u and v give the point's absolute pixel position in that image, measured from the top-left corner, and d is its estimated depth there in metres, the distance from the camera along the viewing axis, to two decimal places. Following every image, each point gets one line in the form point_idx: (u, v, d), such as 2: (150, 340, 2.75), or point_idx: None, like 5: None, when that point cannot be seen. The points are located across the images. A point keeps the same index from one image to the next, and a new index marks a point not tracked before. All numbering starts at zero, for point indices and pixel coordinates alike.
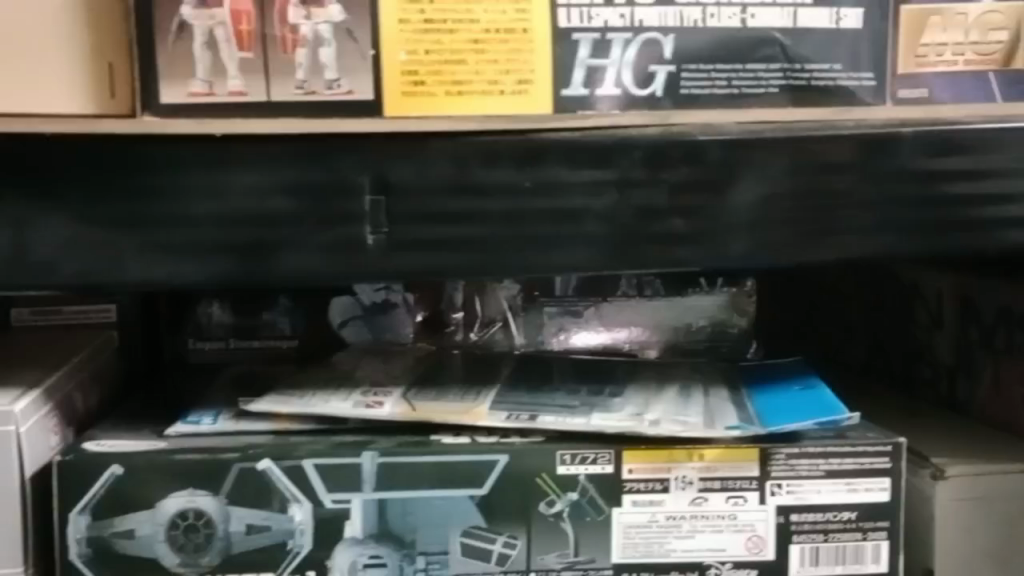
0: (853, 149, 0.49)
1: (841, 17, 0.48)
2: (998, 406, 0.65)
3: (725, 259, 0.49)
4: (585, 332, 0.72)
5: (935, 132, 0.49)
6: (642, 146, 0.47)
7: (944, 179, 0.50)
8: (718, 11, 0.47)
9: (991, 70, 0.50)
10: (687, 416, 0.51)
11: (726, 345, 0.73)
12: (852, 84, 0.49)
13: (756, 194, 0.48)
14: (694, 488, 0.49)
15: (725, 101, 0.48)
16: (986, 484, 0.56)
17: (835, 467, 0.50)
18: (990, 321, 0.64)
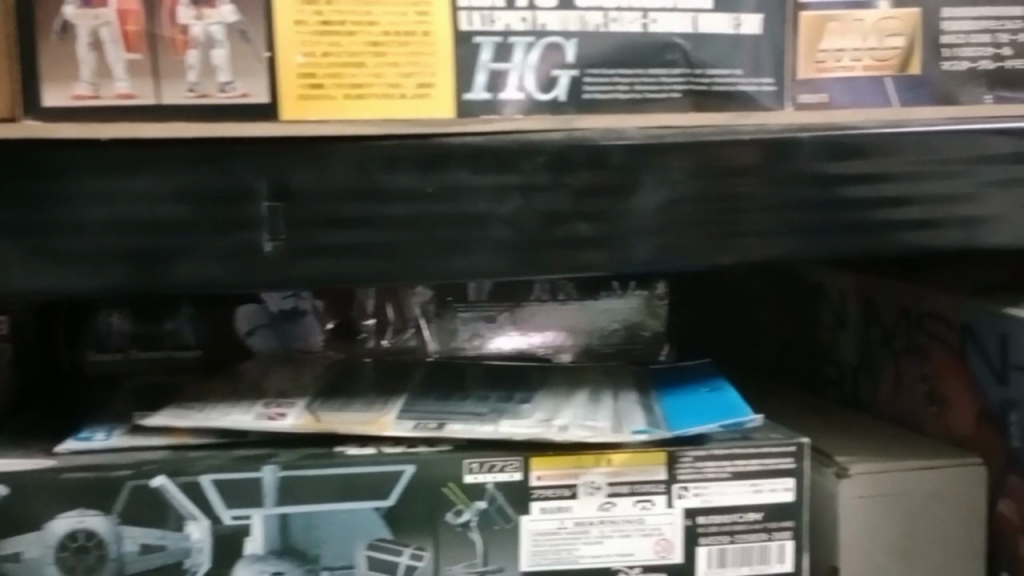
0: (755, 153, 0.49)
1: (740, 22, 0.48)
2: (899, 404, 0.66)
3: (630, 264, 0.49)
4: (501, 336, 0.72)
5: (833, 137, 0.50)
6: (547, 151, 0.47)
7: (842, 183, 0.51)
8: (620, 16, 0.47)
9: (888, 76, 0.51)
10: (596, 420, 0.51)
11: (639, 348, 0.73)
12: (752, 89, 0.49)
13: (660, 198, 0.48)
14: (603, 493, 0.49)
15: (628, 105, 0.48)
16: (888, 481, 0.57)
17: (741, 468, 0.50)
18: (892, 322, 0.66)
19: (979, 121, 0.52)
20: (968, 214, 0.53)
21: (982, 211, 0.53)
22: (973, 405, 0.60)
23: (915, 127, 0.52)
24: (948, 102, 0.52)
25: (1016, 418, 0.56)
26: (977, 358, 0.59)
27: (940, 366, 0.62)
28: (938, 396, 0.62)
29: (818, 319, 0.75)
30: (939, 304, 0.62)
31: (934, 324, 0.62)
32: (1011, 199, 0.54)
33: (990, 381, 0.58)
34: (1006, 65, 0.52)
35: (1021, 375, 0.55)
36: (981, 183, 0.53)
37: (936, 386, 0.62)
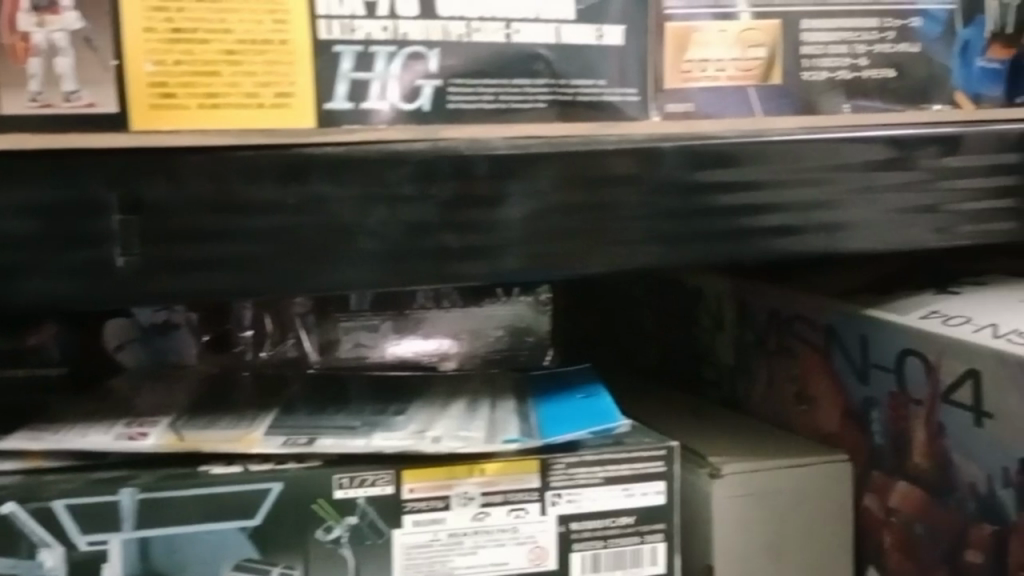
0: (620, 163, 0.50)
1: (603, 34, 0.49)
2: (771, 403, 0.68)
3: (498, 274, 0.49)
4: (410, 340, 0.71)
5: (694, 147, 0.51)
6: (412, 162, 0.47)
7: (707, 191, 0.52)
8: (483, 26, 0.47)
9: (751, 86, 0.53)
10: (469, 431, 0.51)
11: (524, 355, 0.73)
12: (616, 99, 0.50)
13: (527, 207, 0.49)
14: (476, 504, 0.49)
15: (493, 115, 0.48)
16: (759, 480, 0.58)
17: (613, 473, 0.51)
18: (763, 323, 0.68)
19: (839, 129, 0.54)
20: (828, 221, 0.55)
21: (841, 216, 0.55)
22: (839, 403, 0.62)
23: (776, 139, 0.53)
24: (808, 110, 0.54)
25: (878, 416, 0.58)
26: (841, 357, 0.61)
27: (808, 366, 0.64)
28: (808, 395, 0.64)
29: (697, 321, 0.76)
30: (807, 306, 0.64)
31: (803, 326, 0.64)
32: (868, 205, 0.56)
33: (854, 379, 0.60)
34: (862, 75, 0.54)
35: (880, 373, 0.58)
36: (840, 190, 0.55)
37: (806, 386, 0.64)
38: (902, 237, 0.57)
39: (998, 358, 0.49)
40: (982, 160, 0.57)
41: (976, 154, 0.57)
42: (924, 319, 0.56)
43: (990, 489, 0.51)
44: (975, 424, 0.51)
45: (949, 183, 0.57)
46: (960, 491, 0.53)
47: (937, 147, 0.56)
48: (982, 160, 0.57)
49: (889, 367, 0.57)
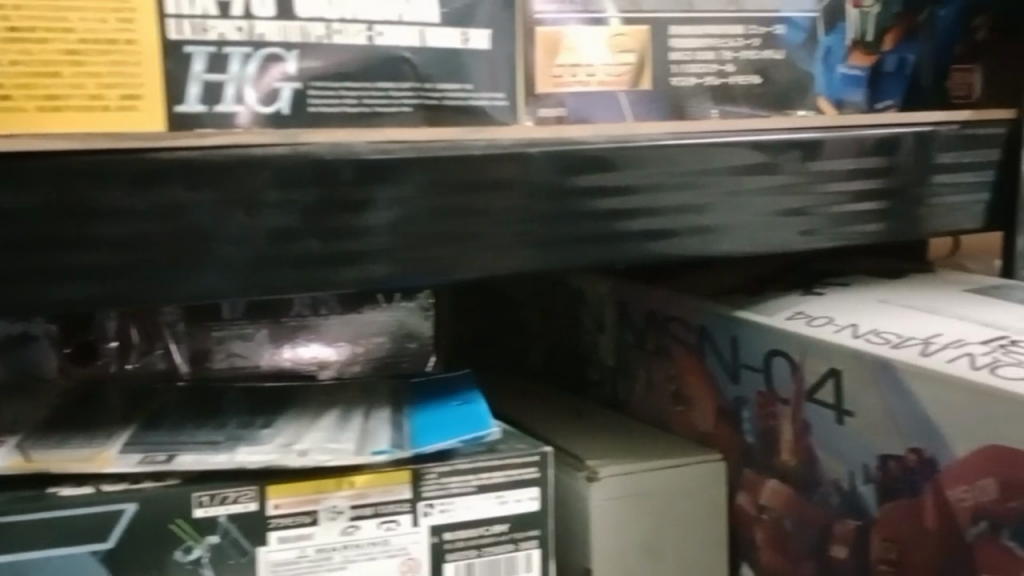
0: (488, 167, 0.49)
1: (468, 37, 0.48)
2: (651, 403, 0.69)
3: (365, 282, 0.48)
4: (304, 346, 0.70)
5: (562, 151, 0.51)
6: (271, 167, 0.45)
7: (578, 196, 0.52)
8: (343, 28, 0.46)
9: (621, 91, 0.53)
10: (339, 443, 0.49)
11: (407, 360, 0.72)
12: (482, 104, 0.49)
13: (394, 213, 0.48)
14: (345, 517, 0.48)
15: (355, 119, 0.47)
16: (635, 482, 0.59)
17: (486, 481, 0.50)
18: (641, 324, 0.68)
19: (706, 134, 0.55)
20: (699, 224, 0.56)
21: (711, 220, 0.56)
22: (713, 403, 0.62)
23: (641, 142, 0.53)
24: (676, 115, 0.55)
25: (749, 415, 0.59)
26: (714, 358, 0.62)
27: (684, 367, 0.65)
28: (684, 395, 0.65)
29: (580, 323, 0.76)
30: (681, 307, 0.64)
31: (677, 327, 0.65)
32: (736, 208, 0.56)
33: (726, 379, 0.61)
34: (728, 81, 0.56)
35: (750, 374, 0.59)
36: (709, 194, 0.56)
37: (682, 386, 0.65)
38: (768, 240, 0.58)
39: (856, 358, 0.51)
40: (842, 165, 0.59)
41: (837, 158, 0.59)
42: (790, 320, 0.57)
43: (852, 485, 0.52)
44: (837, 423, 0.52)
45: (814, 186, 0.59)
46: (824, 487, 0.54)
47: (800, 152, 0.58)
48: (840, 164, 0.59)
49: (759, 368, 0.58)
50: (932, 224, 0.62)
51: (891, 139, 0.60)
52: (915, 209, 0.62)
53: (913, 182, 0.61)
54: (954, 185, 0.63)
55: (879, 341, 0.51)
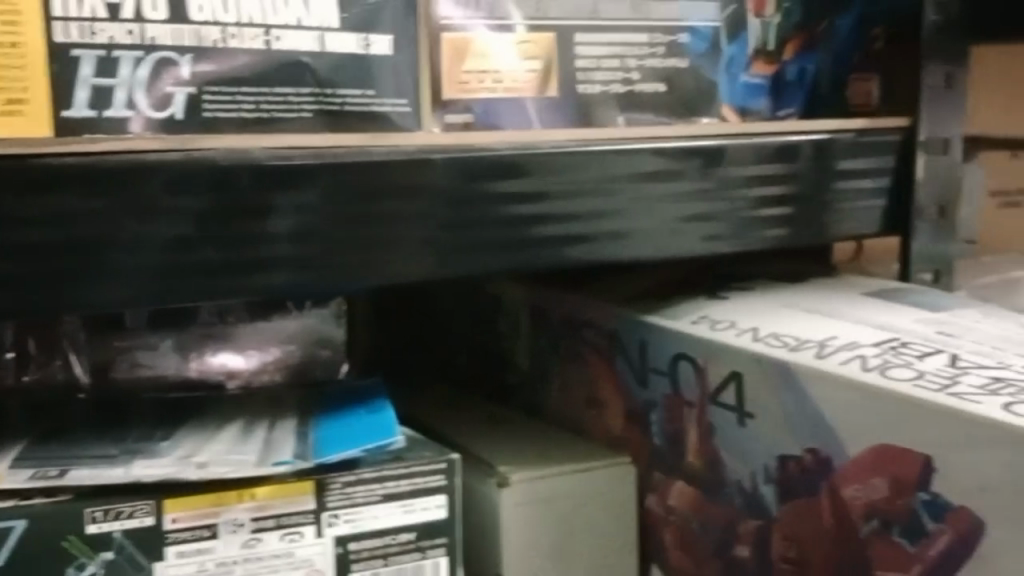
0: (391, 174, 0.49)
1: (369, 43, 0.48)
2: (564, 408, 0.69)
3: (267, 290, 0.47)
4: (225, 351, 0.68)
5: (465, 158, 0.51)
6: (164, 172, 0.44)
7: (483, 203, 0.52)
8: (240, 32, 0.45)
9: (527, 98, 0.53)
10: (240, 454, 0.48)
11: (319, 371, 0.71)
12: (385, 109, 0.49)
13: (294, 220, 0.47)
14: (246, 530, 0.47)
15: (253, 124, 0.46)
16: (546, 487, 0.59)
17: (392, 490, 0.50)
18: (554, 329, 0.69)
19: (609, 141, 0.55)
20: (607, 230, 0.56)
21: (620, 225, 0.56)
22: (623, 406, 0.63)
23: (544, 149, 0.53)
24: (583, 123, 0.55)
25: (657, 418, 0.60)
26: (623, 362, 0.62)
27: (595, 371, 0.65)
28: (596, 399, 0.66)
29: (495, 328, 0.76)
30: (592, 312, 0.65)
31: (588, 332, 0.65)
32: (642, 213, 0.57)
33: (634, 383, 0.61)
34: (634, 88, 0.56)
35: (657, 377, 0.59)
36: (616, 200, 0.56)
37: (594, 390, 0.66)
38: (674, 245, 0.58)
39: (756, 361, 0.52)
40: (743, 171, 0.60)
41: (739, 165, 0.60)
42: (694, 324, 0.58)
43: (754, 486, 0.53)
44: (739, 424, 0.53)
45: (718, 193, 0.59)
46: (728, 487, 0.55)
47: (700, 159, 0.58)
48: (741, 171, 0.60)
49: (665, 371, 0.59)
50: (835, 229, 0.64)
51: (788, 147, 0.61)
52: (820, 215, 0.63)
53: (815, 188, 0.62)
54: (855, 192, 0.64)
55: (777, 344, 0.52)
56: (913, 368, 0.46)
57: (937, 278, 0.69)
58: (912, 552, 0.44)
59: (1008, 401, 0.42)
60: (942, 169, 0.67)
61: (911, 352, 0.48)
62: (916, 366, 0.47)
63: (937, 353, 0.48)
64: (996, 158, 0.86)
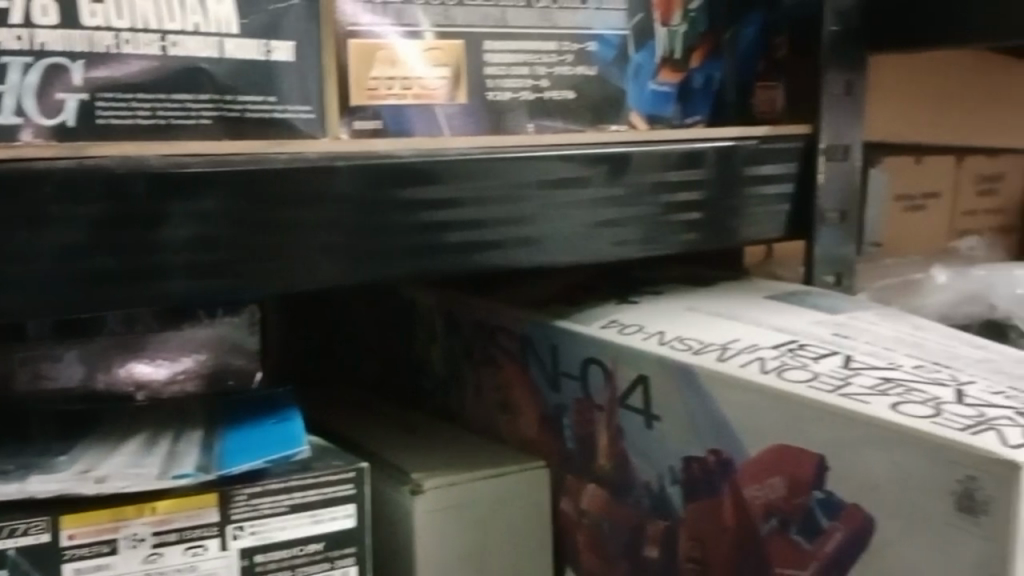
0: (292, 180, 0.48)
1: (270, 49, 0.48)
2: (480, 412, 0.69)
3: (163, 298, 0.46)
4: (136, 362, 0.67)
5: (370, 166, 0.51)
6: (54, 179, 0.43)
7: (391, 210, 0.52)
8: (134, 37, 0.44)
9: (437, 104, 0.54)
10: (141, 468, 0.47)
11: (232, 378, 0.70)
12: (287, 116, 0.49)
13: (193, 228, 0.46)
14: (147, 545, 0.47)
15: (150, 131, 0.45)
16: (459, 492, 0.59)
17: (299, 500, 0.49)
18: (469, 334, 0.69)
19: (515, 148, 0.56)
20: (517, 236, 0.56)
21: (530, 232, 0.56)
22: (536, 411, 0.64)
23: (451, 155, 0.53)
24: (490, 129, 0.55)
25: (568, 421, 0.61)
26: (536, 367, 0.63)
27: (509, 376, 0.65)
28: (511, 404, 0.66)
29: (412, 333, 0.76)
30: (504, 317, 0.65)
31: (502, 337, 0.66)
32: (553, 219, 0.57)
33: (547, 387, 0.62)
34: (543, 95, 0.57)
35: (569, 381, 0.60)
36: (526, 207, 0.56)
37: (508, 395, 0.66)
38: (583, 250, 0.59)
39: (661, 365, 0.52)
40: (650, 177, 0.61)
41: (646, 171, 0.60)
42: (603, 328, 0.59)
43: (661, 486, 0.54)
44: (646, 427, 0.54)
45: (626, 199, 0.60)
46: (636, 489, 0.56)
47: (606, 167, 0.59)
48: (647, 177, 0.60)
49: (576, 375, 0.59)
50: (741, 233, 0.65)
51: (692, 154, 0.62)
52: (728, 220, 0.64)
53: (722, 194, 0.64)
54: (760, 197, 0.66)
55: (681, 348, 0.53)
56: (809, 369, 0.48)
57: (840, 280, 0.71)
58: (808, 550, 0.46)
59: (897, 401, 0.43)
60: (842, 176, 0.69)
61: (808, 354, 0.50)
62: (811, 368, 0.48)
63: (833, 354, 0.50)
64: (899, 163, 0.90)
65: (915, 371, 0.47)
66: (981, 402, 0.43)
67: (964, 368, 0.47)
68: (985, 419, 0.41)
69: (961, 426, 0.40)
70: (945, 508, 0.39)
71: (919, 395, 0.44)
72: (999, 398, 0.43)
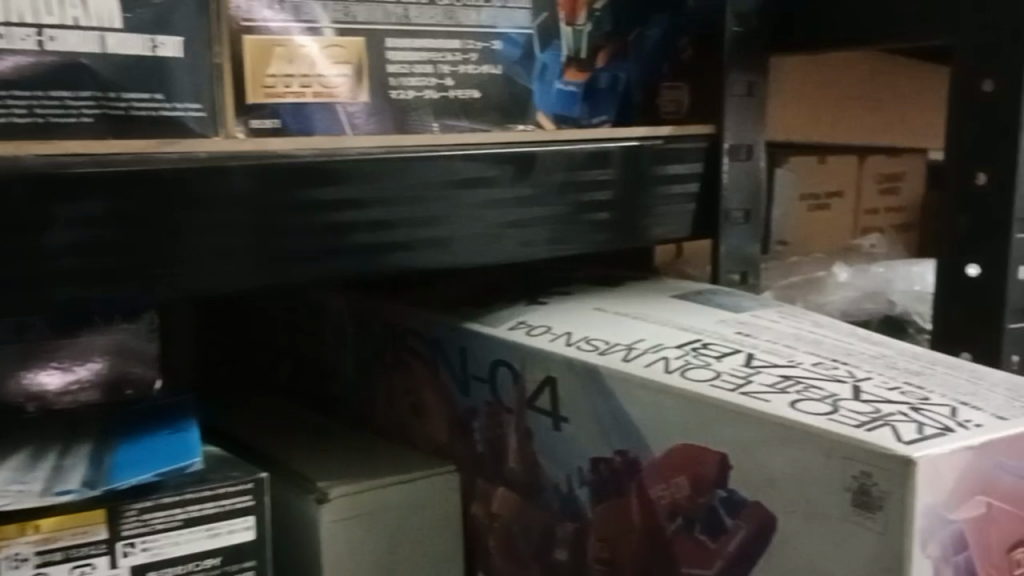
0: (184, 182, 0.46)
1: (157, 44, 0.46)
2: (390, 417, 0.68)
3: (46, 306, 0.44)
4: (29, 372, 0.64)
5: (265, 166, 0.49)
6: None
7: (290, 211, 0.50)
8: (8, 32, 0.42)
9: (337, 103, 0.52)
10: (23, 484, 0.45)
11: (129, 388, 0.67)
12: (176, 114, 0.47)
13: (77, 232, 0.44)
14: (31, 565, 0.45)
15: (28, 130, 0.43)
16: (367, 499, 0.58)
17: (194, 514, 0.48)
18: (379, 338, 0.67)
19: (419, 148, 0.55)
20: (423, 237, 0.55)
21: (435, 233, 0.55)
22: (446, 414, 0.63)
23: (351, 155, 0.52)
24: (393, 129, 0.54)
25: (478, 425, 0.60)
26: (445, 370, 0.62)
27: (418, 379, 0.64)
28: (421, 408, 0.65)
29: (319, 337, 0.74)
30: (413, 320, 0.64)
31: (411, 340, 0.64)
32: (459, 220, 0.56)
33: (456, 390, 0.61)
34: (448, 94, 0.56)
35: (477, 384, 0.59)
36: (432, 208, 0.55)
37: (418, 399, 0.65)
38: (490, 251, 0.58)
39: (568, 367, 0.52)
40: (556, 177, 0.60)
41: (552, 172, 0.60)
42: (511, 330, 0.58)
43: (570, 488, 0.53)
44: (554, 429, 0.54)
45: (532, 200, 0.59)
46: (546, 492, 0.55)
47: (512, 167, 0.58)
48: (553, 177, 0.60)
49: (485, 378, 0.59)
50: (650, 232, 0.65)
51: (599, 154, 0.62)
52: (637, 219, 0.64)
53: (629, 193, 0.64)
54: (667, 197, 0.66)
55: (588, 349, 0.53)
56: (711, 369, 0.48)
57: (745, 279, 0.72)
58: (713, 548, 0.46)
59: (796, 399, 0.44)
60: (746, 175, 0.70)
61: (710, 353, 0.50)
62: (714, 366, 0.48)
63: (736, 352, 0.50)
64: (806, 163, 0.90)
65: (814, 368, 0.47)
66: (876, 399, 0.43)
67: (861, 364, 0.48)
68: (879, 415, 0.41)
69: (857, 423, 0.41)
70: (842, 504, 0.40)
71: (817, 393, 0.44)
72: (894, 394, 0.44)
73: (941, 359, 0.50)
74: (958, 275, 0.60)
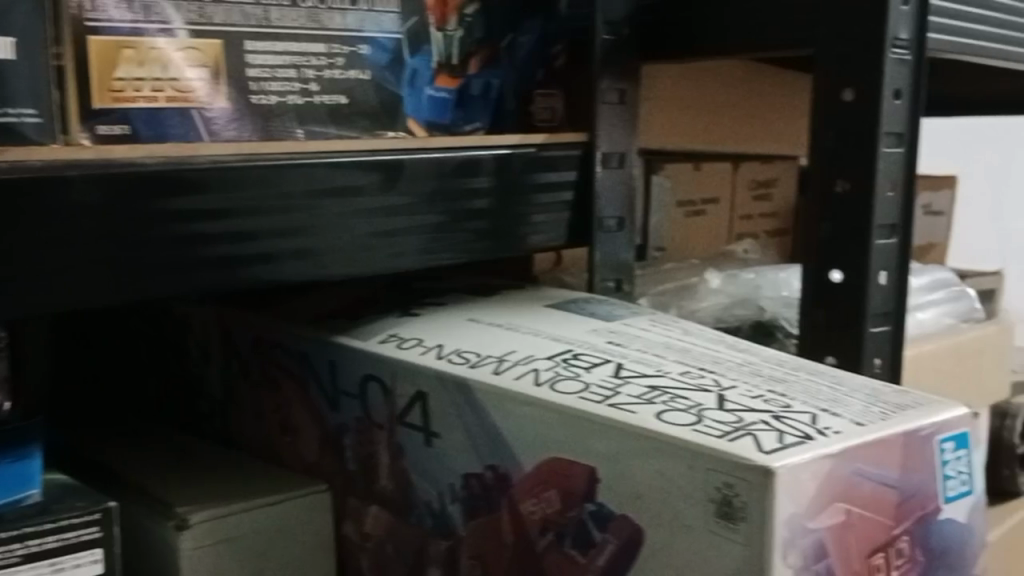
0: (18, 193, 0.42)
1: None
2: (258, 435, 0.65)
3: None
4: None
5: (109, 175, 0.45)
6: None
7: (143, 223, 0.46)
8: None
9: (194, 109, 0.50)
10: None
11: None
12: (9, 119, 0.43)
13: None
14: None
15: None
16: (231, 524, 0.55)
17: (35, 549, 0.45)
18: (247, 354, 0.65)
19: (284, 155, 0.52)
20: (288, 248, 0.52)
21: (301, 245, 0.53)
22: (316, 432, 0.60)
23: (202, 163, 0.49)
24: (254, 135, 0.52)
25: (348, 442, 0.58)
26: (315, 385, 0.60)
27: (287, 396, 0.62)
28: (290, 425, 0.62)
29: (184, 352, 0.71)
30: (281, 334, 0.62)
31: (280, 355, 0.62)
32: (326, 230, 0.54)
33: (325, 406, 0.59)
34: (313, 100, 0.54)
35: (347, 400, 0.57)
36: (297, 217, 0.53)
37: (288, 416, 0.63)
38: (361, 262, 0.56)
39: (439, 380, 0.51)
40: (427, 186, 0.58)
41: (421, 180, 0.58)
42: (381, 343, 0.56)
43: (442, 505, 0.52)
44: (426, 444, 0.52)
45: (404, 209, 0.57)
46: (418, 509, 0.54)
47: (377, 175, 0.56)
48: (424, 186, 0.58)
49: (355, 393, 0.57)
50: (524, 241, 0.64)
51: (472, 162, 0.60)
52: (512, 228, 0.63)
53: (503, 203, 0.63)
54: (541, 205, 0.65)
55: (458, 362, 0.51)
56: (580, 380, 0.47)
57: (620, 286, 0.72)
58: (582, 562, 0.45)
59: (661, 409, 0.43)
60: (620, 184, 0.70)
61: (580, 364, 0.49)
62: (583, 377, 0.48)
63: (606, 362, 0.49)
64: (681, 170, 0.92)
65: (681, 378, 0.47)
66: (740, 407, 0.43)
67: (726, 372, 0.48)
68: (742, 424, 0.41)
69: (720, 433, 0.41)
70: (706, 516, 0.39)
71: (683, 403, 0.44)
72: (757, 403, 0.44)
73: (804, 365, 0.51)
74: (823, 282, 0.61)
